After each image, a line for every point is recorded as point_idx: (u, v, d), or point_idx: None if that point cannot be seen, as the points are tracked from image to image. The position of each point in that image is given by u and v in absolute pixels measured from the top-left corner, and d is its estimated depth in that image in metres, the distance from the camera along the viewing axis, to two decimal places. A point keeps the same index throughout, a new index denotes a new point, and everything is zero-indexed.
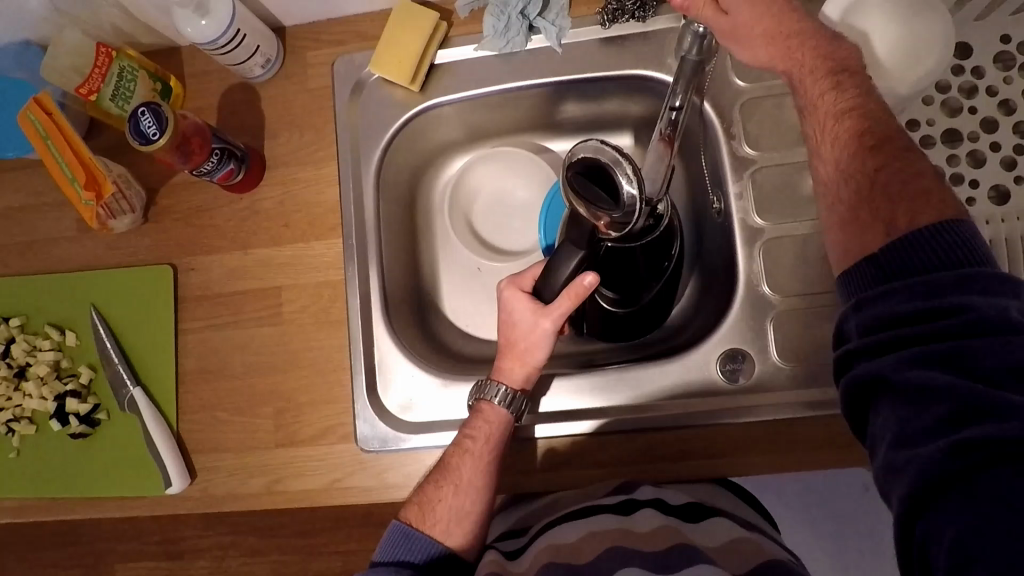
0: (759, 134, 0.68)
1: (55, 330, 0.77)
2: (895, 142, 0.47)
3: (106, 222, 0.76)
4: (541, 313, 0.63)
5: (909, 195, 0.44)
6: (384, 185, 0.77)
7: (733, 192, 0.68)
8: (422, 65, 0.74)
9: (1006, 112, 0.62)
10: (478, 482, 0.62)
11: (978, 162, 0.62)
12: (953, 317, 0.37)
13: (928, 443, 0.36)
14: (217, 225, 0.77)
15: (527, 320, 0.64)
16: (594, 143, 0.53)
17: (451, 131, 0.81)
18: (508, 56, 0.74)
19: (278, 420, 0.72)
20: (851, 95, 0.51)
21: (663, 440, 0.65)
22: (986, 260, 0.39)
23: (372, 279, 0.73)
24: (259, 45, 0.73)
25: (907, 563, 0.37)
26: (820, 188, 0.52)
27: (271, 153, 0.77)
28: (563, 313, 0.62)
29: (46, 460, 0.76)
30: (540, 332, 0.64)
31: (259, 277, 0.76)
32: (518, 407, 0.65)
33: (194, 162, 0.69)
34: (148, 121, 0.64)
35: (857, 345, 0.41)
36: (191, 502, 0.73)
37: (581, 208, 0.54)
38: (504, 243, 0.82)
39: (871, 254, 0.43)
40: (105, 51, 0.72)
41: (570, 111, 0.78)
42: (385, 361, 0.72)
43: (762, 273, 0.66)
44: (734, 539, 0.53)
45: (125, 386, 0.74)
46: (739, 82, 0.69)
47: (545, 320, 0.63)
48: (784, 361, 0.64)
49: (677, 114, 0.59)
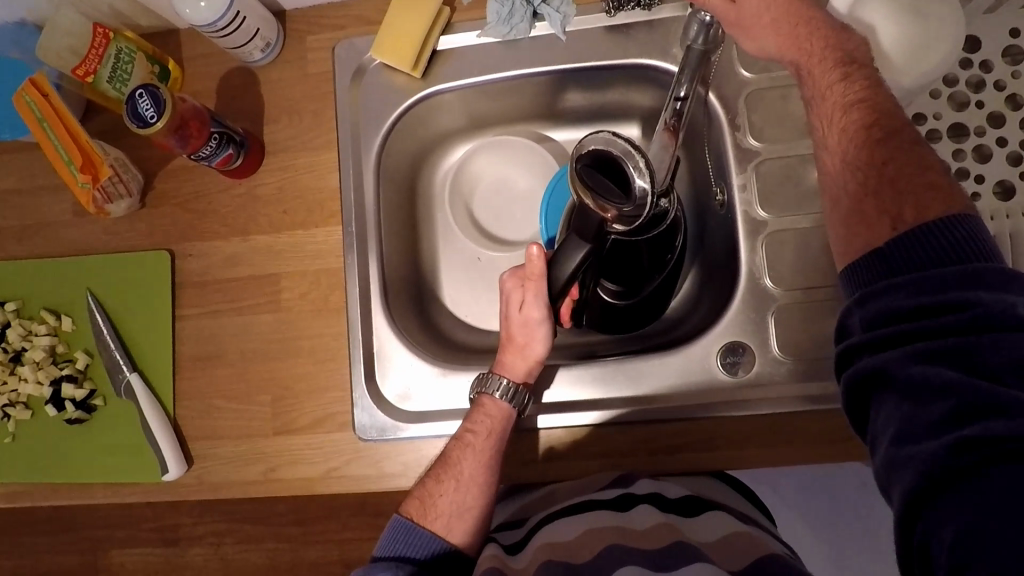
0: (764, 125, 0.67)
1: (51, 314, 0.77)
2: (902, 135, 0.47)
3: (104, 207, 0.75)
4: (528, 306, 0.64)
5: (916, 189, 0.43)
6: (384, 173, 0.77)
7: (736, 184, 0.67)
8: (424, 51, 0.73)
9: (1014, 107, 0.62)
10: (479, 475, 0.62)
11: (984, 157, 0.61)
12: (959, 312, 0.37)
13: (930, 440, 0.36)
14: (215, 211, 0.76)
15: (516, 314, 0.65)
16: (605, 134, 0.53)
17: (452, 118, 0.80)
18: (512, 42, 0.73)
19: (276, 407, 0.72)
20: (860, 86, 0.51)
21: (663, 432, 0.65)
22: (991, 255, 0.39)
23: (371, 268, 0.73)
24: (259, 28, 0.72)
25: (906, 561, 0.37)
26: (825, 181, 0.51)
27: (270, 138, 0.76)
28: (551, 305, 0.62)
29: (41, 445, 0.76)
30: (534, 323, 0.65)
31: (257, 264, 0.75)
32: (521, 401, 0.64)
33: (192, 146, 0.68)
34: (145, 103, 0.64)
35: (859, 341, 0.41)
36: (188, 489, 0.72)
37: (586, 199, 0.53)
38: (504, 233, 0.81)
39: (876, 249, 0.43)
40: (102, 32, 0.71)
41: (572, 100, 0.77)
42: (384, 349, 0.72)
43: (764, 266, 0.66)
44: (732, 533, 0.53)
45: (121, 372, 0.73)
46: (744, 73, 0.68)
47: (533, 310, 0.64)
48: (784, 356, 0.64)
49: (682, 104, 0.58)
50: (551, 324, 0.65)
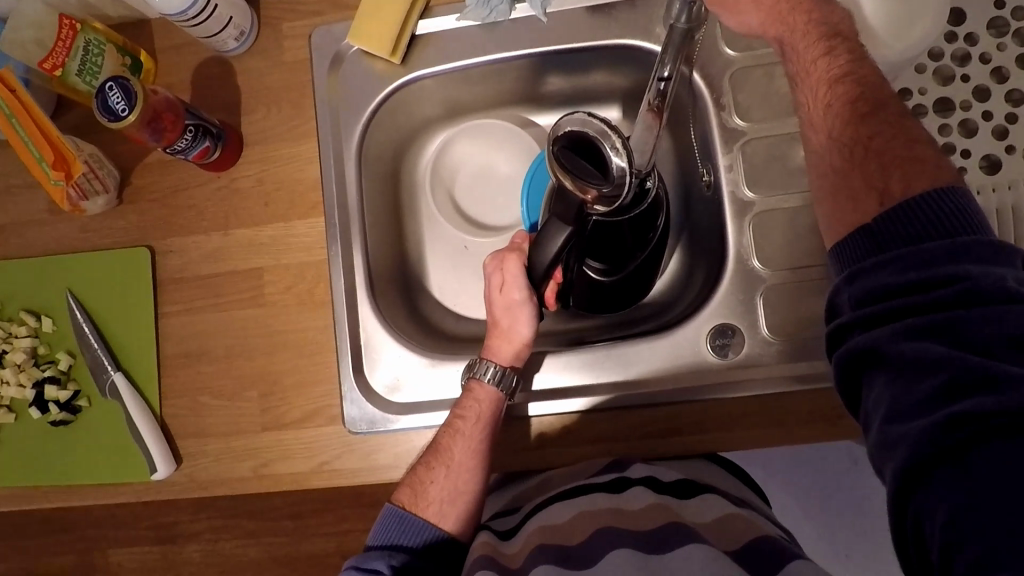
0: (750, 104, 0.67)
1: (30, 316, 0.75)
2: (887, 109, 0.46)
3: (78, 204, 0.73)
4: (509, 287, 0.64)
5: (902, 163, 0.43)
6: (367, 161, 0.75)
7: (723, 165, 0.67)
8: (402, 35, 0.71)
9: (999, 79, 0.61)
10: (469, 460, 0.61)
11: (970, 132, 0.61)
12: (949, 287, 0.36)
13: (921, 417, 0.35)
14: (195, 206, 0.75)
15: (497, 296, 0.65)
16: (580, 115, 0.52)
17: (434, 104, 0.78)
18: (492, 25, 0.71)
19: (264, 403, 0.71)
20: (844, 61, 0.50)
21: (654, 416, 0.65)
22: (980, 228, 0.39)
23: (356, 257, 0.72)
24: (232, 16, 0.70)
25: (900, 538, 0.37)
26: (811, 159, 0.51)
27: (248, 130, 0.75)
28: (531, 287, 0.62)
29: (25, 448, 0.75)
30: (512, 302, 0.64)
31: (240, 258, 0.74)
32: (508, 385, 0.63)
33: (167, 139, 0.66)
34: (116, 96, 0.62)
35: (849, 318, 0.40)
36: (177, 488, 0.72)
37: (566, 181, 0.52)
38: (489, 219, 0.80)
39: (865, 224, 0.42)
40: (69, 24, 0.69)
41: (555, 84, 0.76)
42: (372, 341, 0.71)
43: (751, 247, 0.65)
44: (725, 515, 0.53)
45: (105, 371, 0.72)
46: (729, 51, 0.67)
47: (514, 292, 0.64)
48: (773, 336, 0.64)
49: (666, 84, 0.57)
50: (534, 304, 0.64)
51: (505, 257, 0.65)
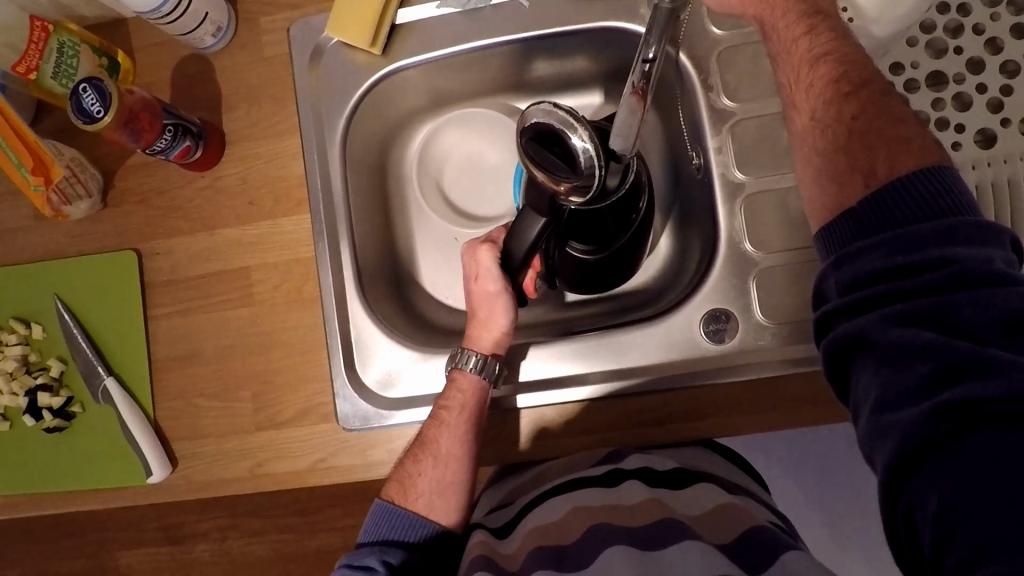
0: (737, 85, 0.65)
1: (20, 323, 0.75)
2: (872, 86, 0.45)
3: (61, 209, 0.73)
4: (483, 279, 0.63)
5: (886, 143, 0.42)
6: (352, 155, 0.74)
7: (711, 147, 0.65)
8: (382, 25, 0.70)
9: (993, 51, 0.59)
10: (456, 451, 0.61)
11: (964, 105, 0.59)
12: (936, 271, 0.35)
13: (911, 405, 0.34)
14: (180, 206, 0.74)
15: (475, 288, 0.64)
16: (546, 105, 0.52)
17: (417, 96, 0.77)
18: (473, 13, 0.70)
19: (257, 403, 0.71)
20: (826, 39, 0.49)
21: (648, 405, 0.64)
22: (967, 208, 0.37)
23: (343, 254, 0.71)
24: (208, 12, 0.69)
25: (892, 528, 0.36)
26: (796, 140, 0.49)
27: (230, 127, 0.74)
28: (506, 277, 0.61)
29: (23, 456, 0.75)
30: (488, 295, 0.63)
31: (227, 258, 0.73)
32: (491, 372, 0.63)
33: (145, 140, 0.65)
34: (90, 97, 0.61)
35: (835, 305, 0.39)
36: (174, 491, 0.72)
37: (536, 172, 0.51)
38: (477, 209, 0.79)
39: (850, 208, 0.41)
40: (40, 25, 0.67)
41: (541, 69, 0.75)
42: (362, 337, 0.70)
43: (743, 230, 0.64)
44: (719, 504, 0.52)
45: (97, 376, 0.72)
46: (716, 31, 0.66)
47: (488, 284, 0.63)
48: (768, 320, 0.63)
49: (650, 66, 0.53)
50: (510, 296, 0.63)
51: (476, 248, 0.64)
